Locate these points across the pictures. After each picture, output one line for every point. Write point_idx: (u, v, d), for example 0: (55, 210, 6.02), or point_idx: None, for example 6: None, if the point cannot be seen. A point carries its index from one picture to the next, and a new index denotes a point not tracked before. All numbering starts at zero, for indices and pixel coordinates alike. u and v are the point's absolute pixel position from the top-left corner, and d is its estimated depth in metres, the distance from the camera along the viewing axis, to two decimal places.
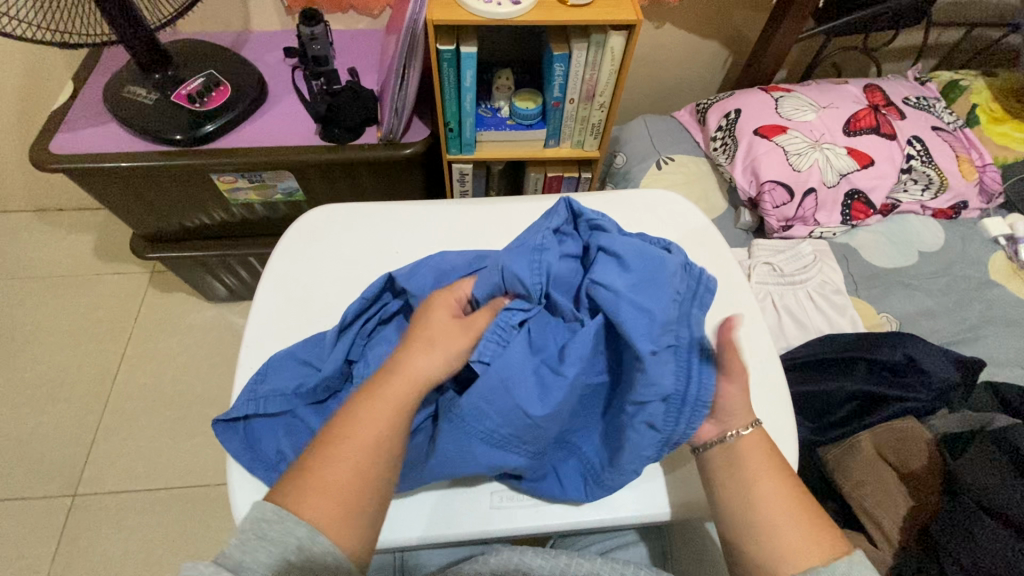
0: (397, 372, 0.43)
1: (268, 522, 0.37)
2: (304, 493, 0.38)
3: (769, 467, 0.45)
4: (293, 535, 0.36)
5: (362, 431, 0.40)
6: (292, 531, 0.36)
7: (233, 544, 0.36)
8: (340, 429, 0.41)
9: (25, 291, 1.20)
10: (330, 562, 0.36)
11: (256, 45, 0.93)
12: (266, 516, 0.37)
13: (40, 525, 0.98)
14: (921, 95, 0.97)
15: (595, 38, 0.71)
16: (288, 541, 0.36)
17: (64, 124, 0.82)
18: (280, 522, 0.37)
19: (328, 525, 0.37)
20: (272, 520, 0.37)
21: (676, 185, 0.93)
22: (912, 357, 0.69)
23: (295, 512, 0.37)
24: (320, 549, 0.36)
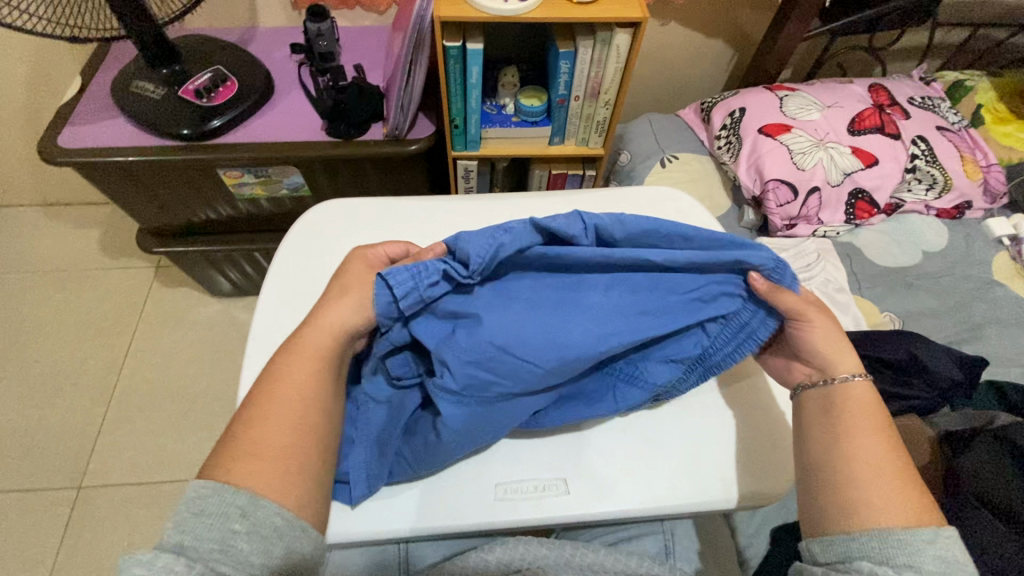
0: (316, 324, 0.46)
1: (201, 500, 0.38)
2: (234, 460, 0.39)
3: (868, 419, 0.45)
4: (233, 505, 0.37)
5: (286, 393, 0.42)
6: (230, 502, 0.37)
7: (171, 528, 0.37)
8: (260, 398, 0.43)
9: (31, 285, 1.21)
10: (276, 523, 0.38)
11: (263, 41, 0.93)
12: (199, 493, 0.38)
13: (45, 516, 0.99)
14: (926, 95, 0.97)
15: (601, 36, 0.71)
16: (229, 511, 0.37)
17: (72, 119, 0.83)
18: (216, 496, 0.38)
19: (266, 488, 0.39)
20: (206, 494, 0.38)
21: (681, 183, 0.93)
22: (917, 355, 0.68)
23: (227, 481, 0.39)
24: (264, 512, 0.38)
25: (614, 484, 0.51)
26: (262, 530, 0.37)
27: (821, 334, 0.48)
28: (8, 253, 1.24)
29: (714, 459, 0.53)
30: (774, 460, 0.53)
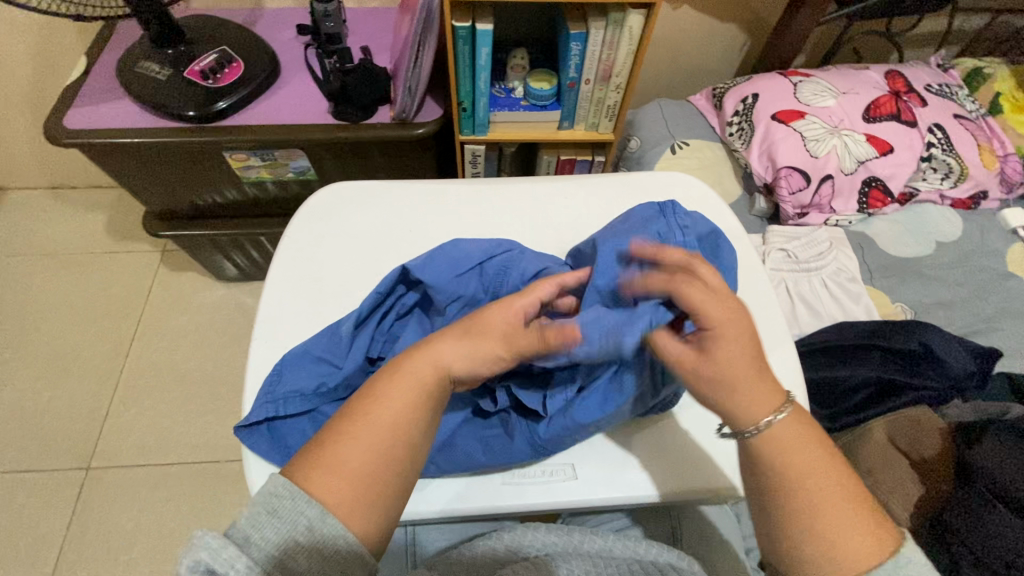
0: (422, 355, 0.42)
1: (276, 500, 0.35)
2: (314, 472, 0.37)
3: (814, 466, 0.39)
4: (303, 515, 0.35)
5: (372, 416, 0.39)
6: (302, 510, 0.35)
7: (244, 517, 0.35)
8: (354, 414, 0.39)
9: (39, 267, 1.22)
10: (341, 545, 0.35)
11: (269, 22, 0.92)
12: (277, 491, 0.36)
13: (55, 495, 1.00)
14: (944, 82, 0.95)
15: (613, 17, 0.70)
16: (297, 518, 0.35)
17: (78, 100, 0.82)
18: (290, 499, 0.36)
19: (339, 507, 0.36)
20: (283, 495, 0.35)
21: (691, 170, 0.92)
22: (928, 345, 0.67)
23: (303, 488, 0.36)
24: (331, 531, 0.36)
25: (622, 470, 0.51)
26: (323, 546, 0.35)
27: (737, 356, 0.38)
28: (15, 235, 1.24)
29: (724, 445, 0.52)
30: None
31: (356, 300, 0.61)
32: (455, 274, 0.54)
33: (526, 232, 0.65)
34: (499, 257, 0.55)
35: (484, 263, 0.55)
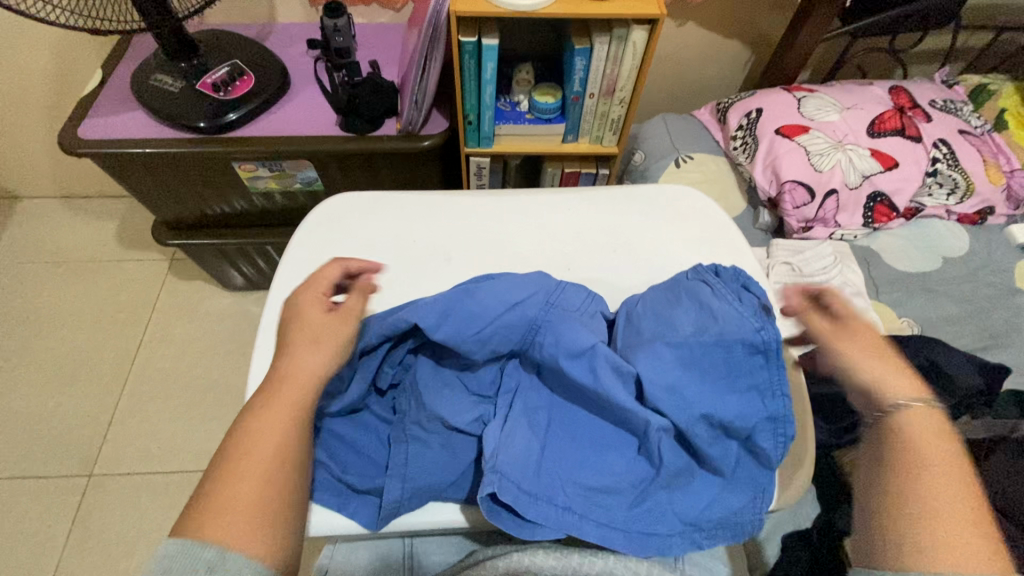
0: (287, 378, 0.44)
1: (171, 558, 0.34)
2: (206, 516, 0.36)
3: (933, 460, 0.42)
4: (200, 560, 0.34)
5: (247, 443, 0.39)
6: (198, 556, 0.34)
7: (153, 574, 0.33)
8: (238, 444, 0.40)
9: (50, 274, 1.23)
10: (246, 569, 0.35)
11: (280, 36, 0.94)
12: (173, 551, 0.34)
13: (57, 502, 1.00)
14: (948, 98, 0.95)
15: (617, 33, 0.70)
16: (197, 565, 0.34)
17: (93, 110, 0.84)
18: (185, 553, 0.34)
19: (234, 539, 0.36)
20: (177, 554, 0.34)
21: (695, 183, 0.92)
22: (935, 361, 0.66)
23: (193, 536, 0.35)
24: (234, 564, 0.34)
25: None
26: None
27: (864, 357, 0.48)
28: (27, 243, 1.26)
29: None
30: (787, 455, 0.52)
31: None
32: (473, 332, 0.51)
33: (528, 244, 0.66)
34: (523, 307, 0.53)
35: (503, 314, 0.52)
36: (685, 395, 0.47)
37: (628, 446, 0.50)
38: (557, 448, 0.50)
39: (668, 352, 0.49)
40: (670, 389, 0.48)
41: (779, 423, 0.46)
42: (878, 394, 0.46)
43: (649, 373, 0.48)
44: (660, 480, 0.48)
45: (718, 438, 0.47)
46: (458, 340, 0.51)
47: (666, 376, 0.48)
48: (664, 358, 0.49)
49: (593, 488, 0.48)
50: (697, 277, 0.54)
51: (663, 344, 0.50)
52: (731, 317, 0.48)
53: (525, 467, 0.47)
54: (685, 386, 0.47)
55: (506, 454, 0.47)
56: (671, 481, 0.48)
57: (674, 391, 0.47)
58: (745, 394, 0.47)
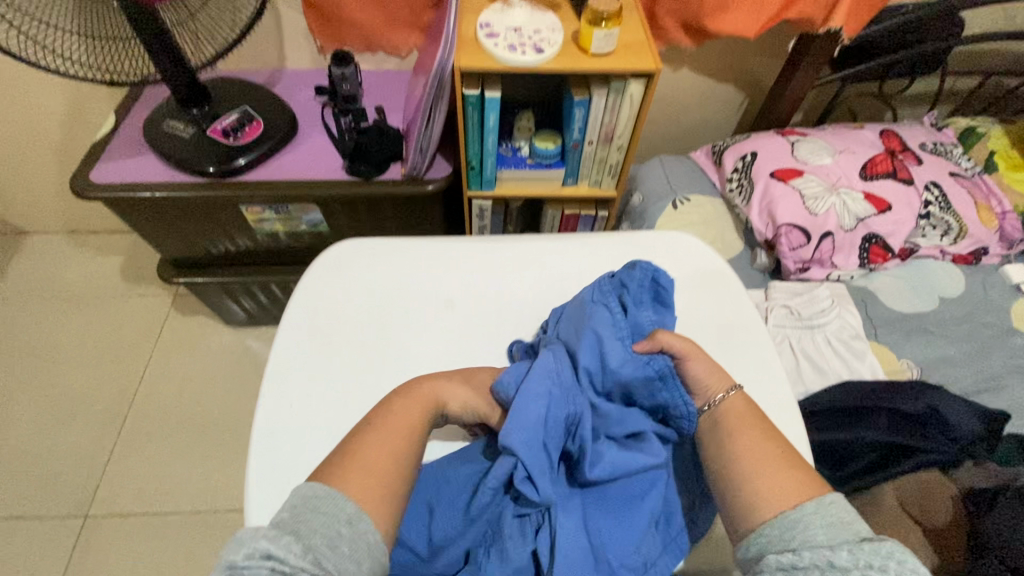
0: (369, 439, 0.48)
1: (319, 500, 0.42)
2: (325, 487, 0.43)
3: (745, 423, 0.51)
4: (342, 511, 0.42)
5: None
6: (340, 508, 0.42)
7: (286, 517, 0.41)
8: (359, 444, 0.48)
9: (53, 309, 1.24)
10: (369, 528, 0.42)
11: (289, 83, 0.97)
12: (317, 493, 0.42)
13: (52, 544, 0.99)
14: (937, 141, 0.97)
15: (614, 86, 0.73)
16: (339, 515, 0.42)
17: (105, 155, 0.86)
18: (330, 499, 0.42)
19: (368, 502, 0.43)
20: (322, 496, 0.42)
21: (692, 225, 0.94)
22: (935, 407, 0.66)
23: (337, 487, 0.44)
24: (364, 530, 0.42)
25: None
26: (359, 541, 0.41)
27: (701, 368, 0.56)
28: (33, 278, 1.28)
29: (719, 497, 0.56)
30: None
31: (363, 355, 0.62)
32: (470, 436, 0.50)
33: (530, 290, 0.67)
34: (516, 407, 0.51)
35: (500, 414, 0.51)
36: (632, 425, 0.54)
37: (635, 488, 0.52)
38: (596, 517, 0.50)
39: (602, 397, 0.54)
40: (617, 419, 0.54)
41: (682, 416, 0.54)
42: (705, 391, 0.55)
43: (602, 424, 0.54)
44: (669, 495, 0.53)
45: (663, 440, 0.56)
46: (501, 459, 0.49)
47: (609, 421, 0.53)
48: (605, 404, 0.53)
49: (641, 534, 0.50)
50: (600, 301, 0.59)
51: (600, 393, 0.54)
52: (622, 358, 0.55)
53: (586, 557, 0.47)
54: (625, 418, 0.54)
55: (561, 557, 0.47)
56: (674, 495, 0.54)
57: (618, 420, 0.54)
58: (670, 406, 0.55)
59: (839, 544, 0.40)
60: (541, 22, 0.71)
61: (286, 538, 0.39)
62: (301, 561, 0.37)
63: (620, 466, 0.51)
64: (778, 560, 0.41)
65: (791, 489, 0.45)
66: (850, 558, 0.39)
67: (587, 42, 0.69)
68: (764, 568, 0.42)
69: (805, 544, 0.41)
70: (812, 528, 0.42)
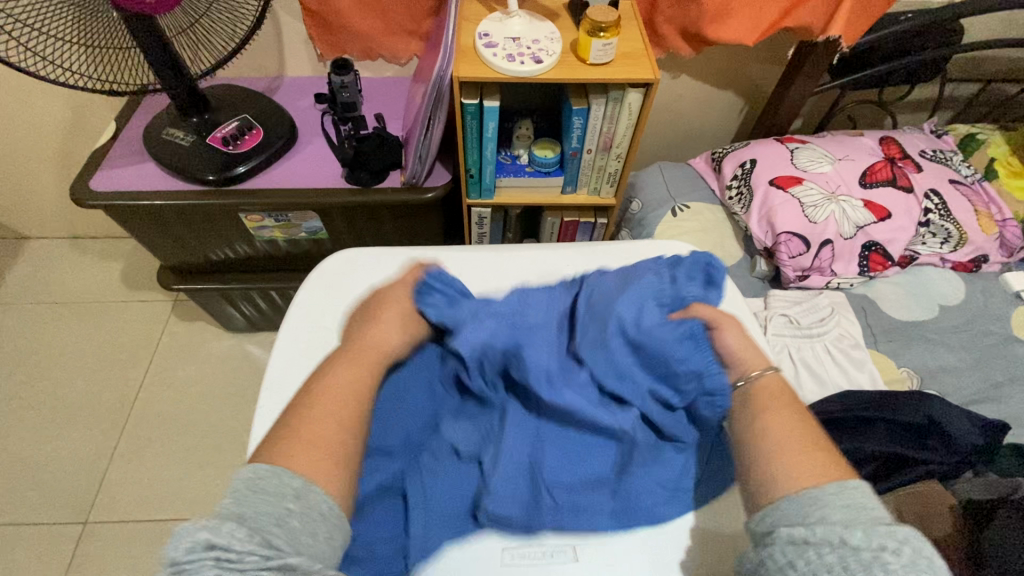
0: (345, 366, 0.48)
1: (260, 479, 0.38)
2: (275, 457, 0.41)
3: (778, 401, 0.48)
4: (290, 486, 0.38)
5: (302, 429, 0.43)
6: (287, 482, 0.38)
7: (227, 502, 0.37)
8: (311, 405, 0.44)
9: (54, 314, 1.24)
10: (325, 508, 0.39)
11: (289, 90, 0.98)
12: (260, 473, 0.39)
13: (50, 551, 0.98)
14: (937, 148, 0.97)
15: (613, 95, 0.73)
16: (285, 490, 0.38)
17: (105, 163, 0.86)
18: (275, 477, 0.39)
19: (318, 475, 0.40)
20: (266, 475, 0.39)
21: (691, 232, 0.94)
22: (935, 418, 0.66)
23: (283, 464, 0.40)
24: (317, 497, 0.39)
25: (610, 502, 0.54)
26: (313, 512, 0.38)
27: (737, 341, 0.54)
28: (33, 283, 1.28)
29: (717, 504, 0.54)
30: None
31: None
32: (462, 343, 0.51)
33: None
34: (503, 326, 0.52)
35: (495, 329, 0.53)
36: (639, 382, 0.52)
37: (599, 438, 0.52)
38: (548, 450, 0.52)
39: (618, 344, 0.52)
40: (619, 373, 0.52)
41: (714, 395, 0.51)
42: (746, 366, 0.52)
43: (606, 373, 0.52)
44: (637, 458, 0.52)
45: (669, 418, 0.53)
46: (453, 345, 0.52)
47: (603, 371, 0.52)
48: (612, 348, 0.52)
49: (579, 481, 0.51)
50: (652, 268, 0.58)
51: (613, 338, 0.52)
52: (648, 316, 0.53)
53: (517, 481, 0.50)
54: (631, 377, 0.52)
55: (494, 472, 0.49)
56: (647, 457, 0.53)
57: (623, 376, 0.52)
58: (694, 382, 0.51)
59: (855, 524, 0.37)
60: (540, 31, 0.72)
61: (228, 522, 0.35)
62: (247, 545, 0.34)
63: (585, 407, 0.51)
64: (790, 532, 0.38)
65: (817, 471, 0.42)
66: (866, 539, 0.35)
67: (586, 52, 0.69)
68: (773, 540, 0.39)
69: (820, 521, 0.38)
70: (831, 508, 0.39)
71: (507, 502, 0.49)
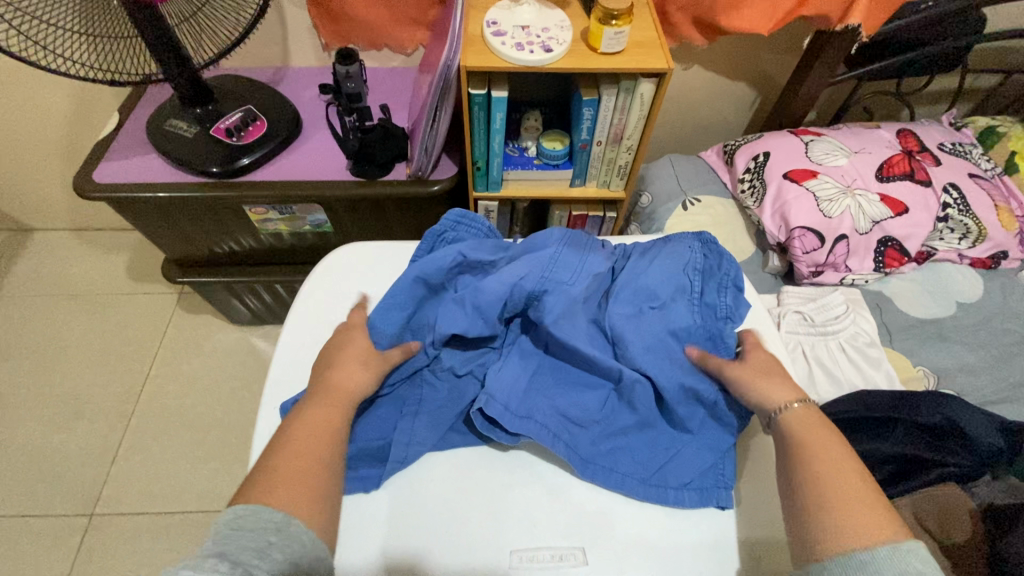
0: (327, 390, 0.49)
1: (240, 517, 0.38)
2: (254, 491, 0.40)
3: (817, 439, 0.45)
4: (271, 520, 0.38)
5: (298, 464, 0.42)
6: (268, 518, 0.38)
7: (209, 544, 0.36)
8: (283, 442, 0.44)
9: (60, 307, 1.24)
10: (305, 541, 0.39)
11: (294, 81, 0.96)
12: (239, 514, 0.38)
13: (57, 543, 0.99)
14: (957, 141, 0.95)
15: (624, 85, 0.71)
16: (268, 526, 0.38)
17: (109, 154, 0.86)
18: (254, 514, 0.38)
19: (297, 508, 0.40)
20: (245, 514, 0.38)
21: (702, 226, 0.92)
22: (955, 420, 0.64)
23: (262, 501, 0.39)
24: (298, 529, 0.39)
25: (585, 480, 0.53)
26: (294, 543, 0.38)
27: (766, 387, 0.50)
28: (40, 275, 1.28)
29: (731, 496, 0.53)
30: None
31: None
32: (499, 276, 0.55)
33: None
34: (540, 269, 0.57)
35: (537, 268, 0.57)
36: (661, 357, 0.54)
37: (599, 387, 0.55)
38: (541, 392, 0.55)
39: (652, 319, 0.56)
40: (649, 347, 0.54)
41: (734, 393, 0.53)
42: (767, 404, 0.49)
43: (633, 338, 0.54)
44: (627, 421, 0.54)
45: (683, 403, 0.53)
46: (483, 288, 0.55)
47: (637, 339, 0.54)
48: (643, 319, 0.56)
49: (567, 422, 0.54)
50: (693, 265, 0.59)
51: (645, 312, 0.57)
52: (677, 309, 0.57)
53: (512, 391, 0.54)
54: (656, 351, 0.54)
55: (497, 378, 0.54)
56: (638, 426, 0.54)
57: (647, 349, 0.54)
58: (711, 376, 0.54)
59: None
60: (550, 19, 0.70)
61: (212, 559, 0.34)
62: None
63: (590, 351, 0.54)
64: None
65: (869, 525, 0.38)
66: None
67: (597, 40, 0.67)
68: None
69: None
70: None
71: (505, 419, 0.52)
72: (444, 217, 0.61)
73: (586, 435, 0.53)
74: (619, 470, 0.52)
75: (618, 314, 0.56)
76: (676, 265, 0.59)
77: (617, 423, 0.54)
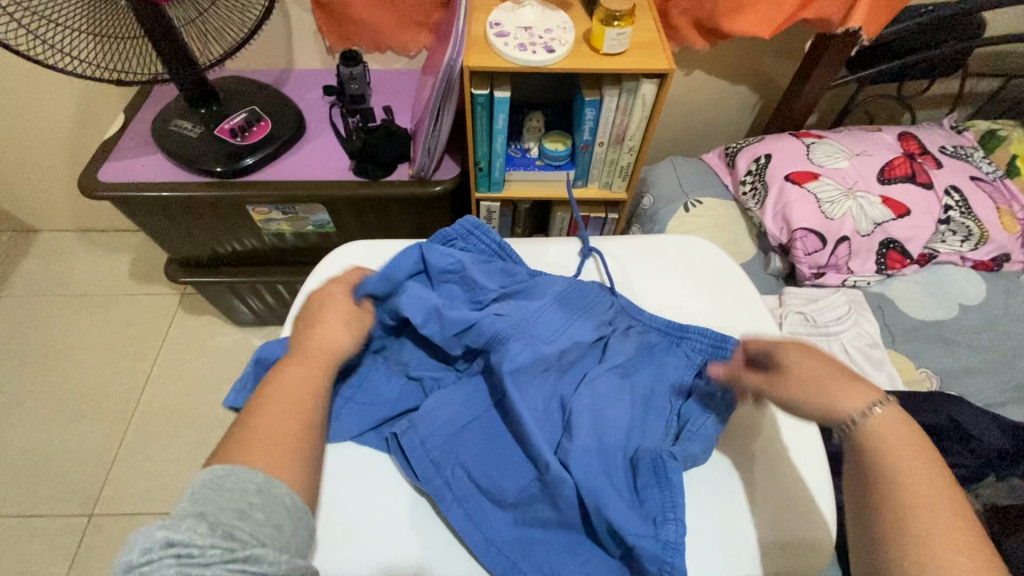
0: (308, 345, 0.49)
1: (220, 478, 0.38)
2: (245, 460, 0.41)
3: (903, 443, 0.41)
4: (250, 480, 0.38)
5: (277, 427, 0.43)
6: (248, 477, 0.38)
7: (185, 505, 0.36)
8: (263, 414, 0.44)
9: (63, 307, 1.25)
10: (288, 501, 0.39)
11: (298, 82, 0.97)
12: (218, 474, 0.38)
13: (55, 544, 0.98)
14: (958, 144, 0.95)
15: (626, 86, 0.72)
16: (248, 486, 0.38)
17: (114, 154, 0.86)
18: (234, 475, 0.38)
19: (279, 472, 0.40)
20: (226, 475, 0.38)
21: (704, 228, 0.92)
22: (957, 420, 0.64)
23: (243, 463, 0.40)
24: (280, 491, 0.39)
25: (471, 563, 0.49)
26: (275, 505, 0.38)
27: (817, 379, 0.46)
28: (44, 276, 1.29)
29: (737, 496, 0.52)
30: (801, 524, 0.50)
31: None
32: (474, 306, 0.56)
33: None
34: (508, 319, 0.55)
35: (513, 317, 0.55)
36: (603, 458, 0.49)
37: (527, 468, 0.50)
38: (467, 451, 0.52)
39: (614, 413, 0.52)
40: (587, 450, 0.49)
41: (667, 512, 0.46)
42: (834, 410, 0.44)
43: (580, 439, 0.49)
44: (537, 510, 0.49)
45: (603, 528, 0.46)
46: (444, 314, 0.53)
47: (581, 434, 0.50)
48: (599, 414, 0.52)
49: (482, 496, 0.50)
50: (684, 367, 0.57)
51: (608, 408, 0.52)
52: (650, 425, 0.53)
53: (439, 436, 0.52)
54: (596, 456, 0.49)
55: (430, 411, 0.52)
56: (548, 520, 0.49)
57: (588, 450, 0.49)
58: (638, 517, 0.46)
59: None
60: (552, 21, 0.70)
61: (188, 522, 0.35)
62: (208, 539, 0.34)
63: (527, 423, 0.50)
64: None
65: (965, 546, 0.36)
66: None
67: (599, 41, 0.67)
68: None
69: None
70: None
71: (416, 458, 0.50)
72: (457, 224, 0.60)
73: (485, 521, 0.49)
74: (507, 557, 0.47)
75: (582, 404, 0.52)
76: (674, 373, 0.57)
77: (530, 505, 0.49)
